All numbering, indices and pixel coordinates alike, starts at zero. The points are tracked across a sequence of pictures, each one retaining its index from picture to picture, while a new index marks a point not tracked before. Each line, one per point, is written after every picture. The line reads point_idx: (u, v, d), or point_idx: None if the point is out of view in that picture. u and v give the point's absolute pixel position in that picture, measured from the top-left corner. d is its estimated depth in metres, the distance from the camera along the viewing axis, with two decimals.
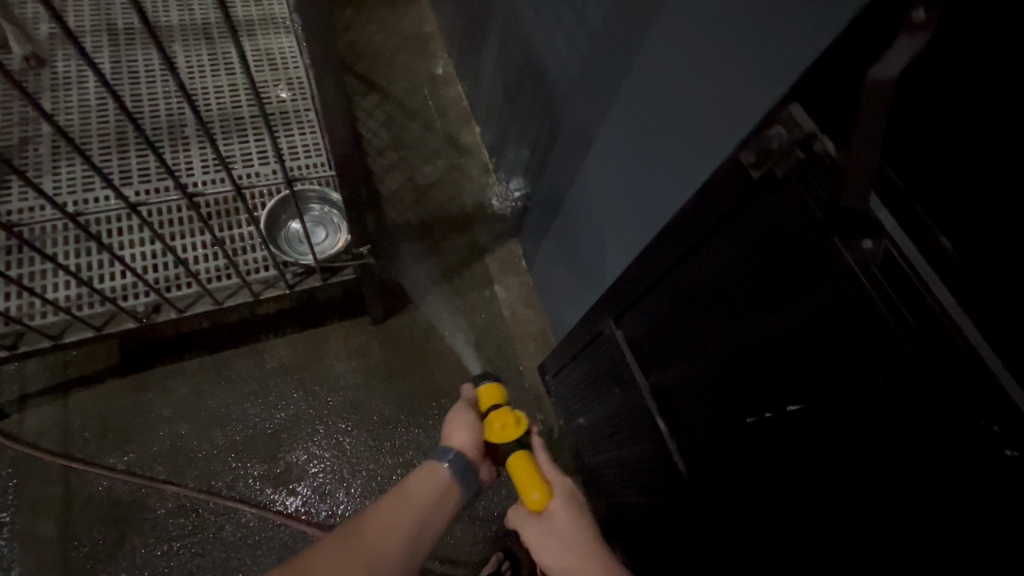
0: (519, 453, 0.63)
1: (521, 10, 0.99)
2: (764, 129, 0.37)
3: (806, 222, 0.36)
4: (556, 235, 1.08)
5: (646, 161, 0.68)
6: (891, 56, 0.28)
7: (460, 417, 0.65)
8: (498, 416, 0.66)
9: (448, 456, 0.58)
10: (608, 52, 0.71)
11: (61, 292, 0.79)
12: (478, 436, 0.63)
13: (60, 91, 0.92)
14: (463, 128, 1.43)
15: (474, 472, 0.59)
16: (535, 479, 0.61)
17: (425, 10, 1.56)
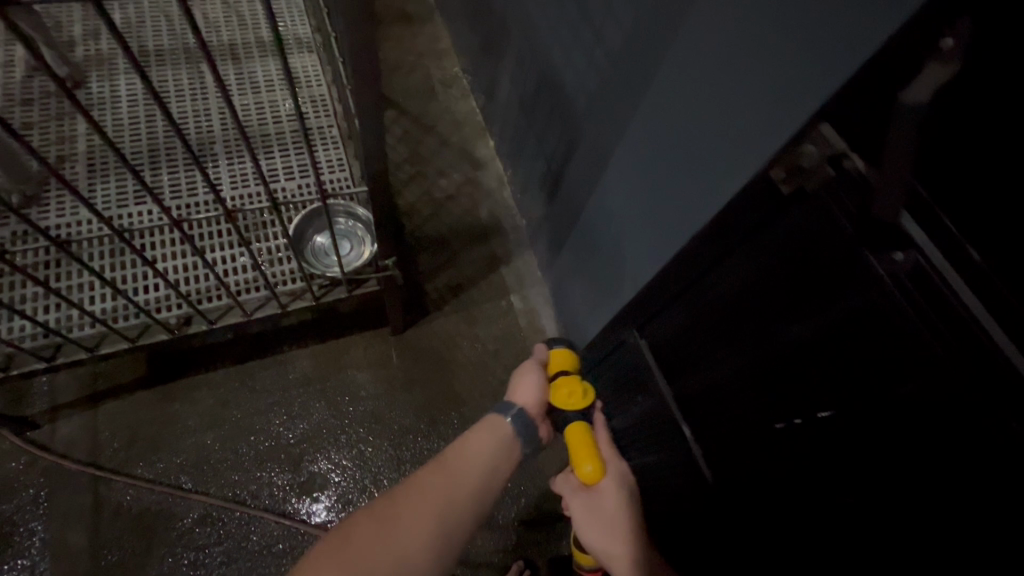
0: (579, 425, 0.66)
1: (537, 28, 1.02)
2: (794, 147, 0.39)
3: (836, 235, 0.38)
4: (573, 246, 1.10)
5: (666, 177, 0.70)
6: (921, 81, 0.29)
7: (528, 377, 0.67)
8: (568, 383, 0.67)
9: (513, 411, 0.61)
10: (627, 70, 0.74)
11: (100, 304, 0.81)
12: (544, 398, 0.65)
13: (96, 111, 0.95)
14: (477, 142, 1.46)
15: (536, 429, 0.61)
16: (591, 453, 0.64)
17: (439, 28, 1.60)
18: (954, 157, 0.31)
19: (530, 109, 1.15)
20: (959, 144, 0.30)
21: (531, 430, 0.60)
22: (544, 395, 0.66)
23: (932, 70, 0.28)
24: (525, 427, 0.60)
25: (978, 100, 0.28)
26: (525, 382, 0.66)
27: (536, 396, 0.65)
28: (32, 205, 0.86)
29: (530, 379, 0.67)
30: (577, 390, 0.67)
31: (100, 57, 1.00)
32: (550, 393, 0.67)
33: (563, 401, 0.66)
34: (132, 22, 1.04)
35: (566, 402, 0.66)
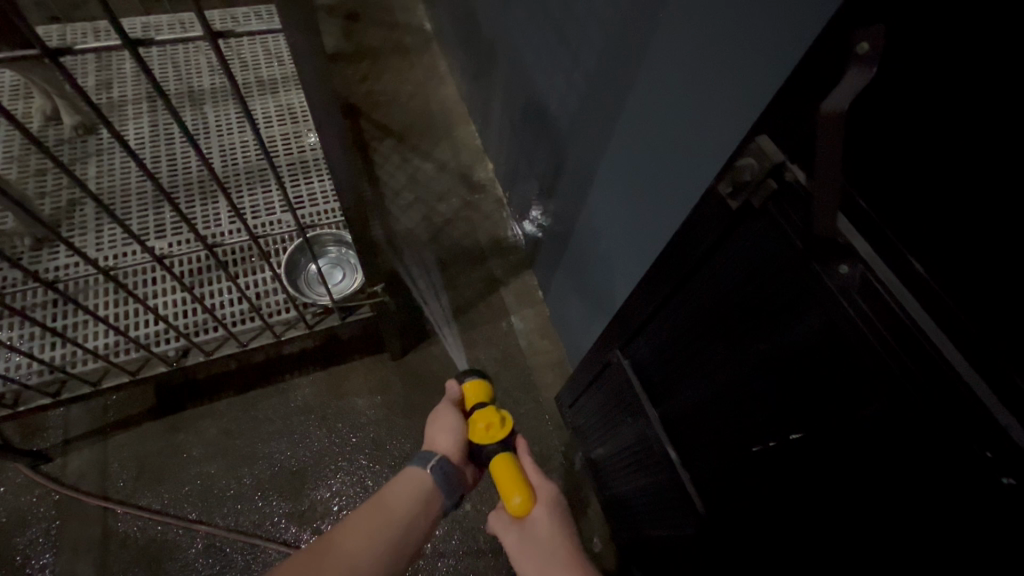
0: (501, 456, 0.61)
1: (521, 53, 1.04)
2: (735, 161, 0.37)
3: (787, 249, 0.37)
4: (567, 266, 1.09)
5: (644, 191, 0.69)
6: (842, 88, 0.28)
7: (444, 422, 0.65)
8: (484, 416, 0.63)
9: (432, 462, 0.60)
10: (602, 89, 0.74)
11: (100, 341, 0.85)
12: (462, 443, 0.64)
13: (104, 157, 1.02)
14: (475, 166, 1.48)
15: (457, 479, 0.61)
16: (518, 484, 0.60)
17: (437, 58, 1.65)
18: (888, 162, 0.29)
19: (521, 131, 1.16)
20: (893, 145, 0.29)
21: (452, 480, 0.60)
22: (462, 439, 0.64)
23: (853, 76, 0.28)
24: (445, 479, 0.60)
25: (908, 92, 0.27)
26: (443, 427, 0.65)
27: (454, 443, 0.64)
28: (42, 248, 0.91)
29: (448, 423, 0.65)
30: (493, 421, 0.64)
31: (111, 105, 1.07)
32: (468, 431, 0.63)
33: (479, 436, 0.62)
34: (140, 72, 1.10)
35: (484, 438, 0.62)
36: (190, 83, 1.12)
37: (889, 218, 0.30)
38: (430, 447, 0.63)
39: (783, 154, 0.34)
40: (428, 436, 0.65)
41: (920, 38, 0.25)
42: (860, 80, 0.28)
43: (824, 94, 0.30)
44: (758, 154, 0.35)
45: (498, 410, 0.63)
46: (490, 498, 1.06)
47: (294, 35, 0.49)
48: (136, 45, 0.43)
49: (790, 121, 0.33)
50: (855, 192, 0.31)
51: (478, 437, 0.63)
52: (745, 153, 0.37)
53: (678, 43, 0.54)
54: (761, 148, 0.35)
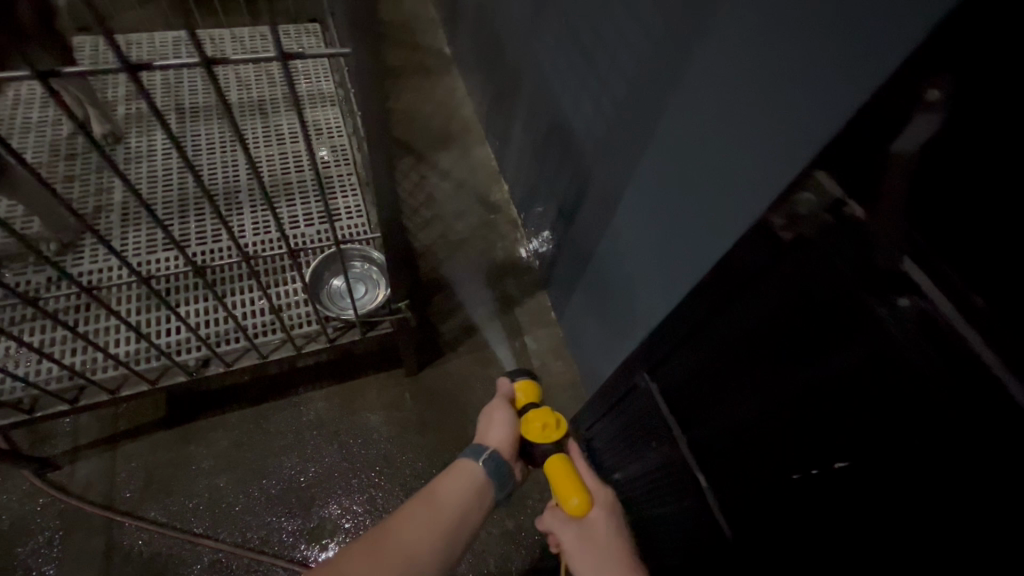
0: (557, 456, 0.67)
1: (548, 79, 1.06)
2: (792, 194, 0.39)
3: (838, 280, 0.38)
4: (586, 289, 1.10)
5: (674, 218, 0.70)
6: (910, 131, 0.30)
7: (497, 417, 0.70)
8: (541, 416, 0.69)
9: (483, 455, 0.64)
10: (634, 116, 0.76)
11: (127, 347, 0.85)
12: (512, 438, 0.68)
13: (132, 164, 1.03)
14: (492, 187, 1.51)
15: (507, 471, 0.65)
16: (575, 486, 0.65)
17: (457, 80, 1.69)
18: (941, 200, 0.30)
19: (543, 154, 1.19)
20: (947, 183, 0.29)
21: (502, 473, 0.64)
22: (515, 434, 0.69)
23: (919, 121, 0.30)
24: (497, 471, 0.63)
25: (966, 131, 0.28)
26: (496, 421, 0.69)
27: (505, 437, 0.68)
28: (67, 252, 0.92)
29: (501, 418, 0.70)
30: (549, 422, 0.69)
31: (140, 115, 1.09)
32: (523, 429, 0.69)
33: (536, 434, 0.68)
34: (168, 83, 1.12)
35: (540, 437, 0.68)
36: (218, 95, 1.14)
37: (943, 250, 0.31)
38: (482, 440, 0.67)
39: (838, 190, 0.36)
40: (480, 428, 0.70)
41: (980, 80, 0.27)
42: (927, 122, 0.29)
43: (889, 136, 0.32)
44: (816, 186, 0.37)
45: (555, 411, 0.69)
46: (501, 520, 1.05)
47: (354, 58, 0.51)
48: (213, 63, 0.45)
49: (848, 160, 0.35)
50: (910, 224, 0.32)
51: (533, 435, 0.68)
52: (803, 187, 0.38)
53: (717, 70, 0.55)
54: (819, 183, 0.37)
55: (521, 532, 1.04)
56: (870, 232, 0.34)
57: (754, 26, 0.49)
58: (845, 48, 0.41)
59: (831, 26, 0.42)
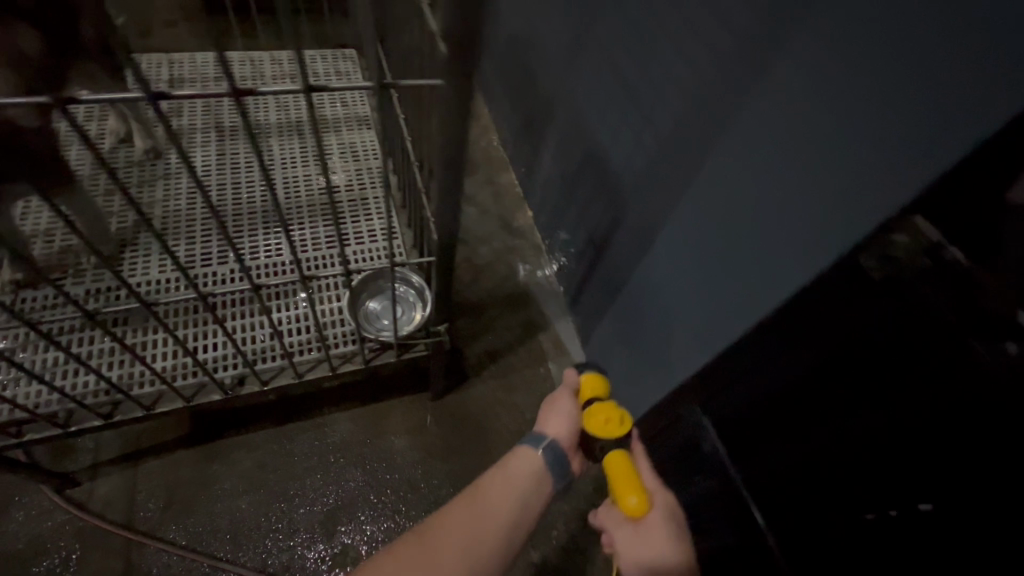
0: (617, 453, 0.66)
1: (584, 113, 1.09)
2: (889, 238, 0.41)
3: (936, 323, 0.39)
4: (615, 318, 1.11)
5: (717, 256, 0.72)
6: None
7: (559, 408, 0.72)
8: (604, 410, 0.69)
9: (543, 443, 0.68)
10: (675, 155, 0.78)
11: (173, 360, 0.85)
12: (572, 429, 0.70)
13: (173, 180, 1.04)
14: (517, 213, 1.53)
15: (565, 461, 0.68)
16: (634, 485, 0.63)
17: (482, 108, 1.73)
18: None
19: (574, 184, 1.21)
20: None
21: (562, 464, 0.68)
22: (575, 427, 0.71)
23: None
24: (556, 463, 0.68)
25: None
26: (557, 413, 0.71)
27: (566, 428, 0.70)
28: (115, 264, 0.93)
29: (562, 410, 0.72)
30: (613, 417, 0.69)
31: (182, 133, 1.11)
32: (585, 420, 0.69)
33: (597, 427, 0.68)
34: (210, 102, 1.14)
35: (603, 431, 0.67)
36: (258, 115, 1.16)
37: None
38: (541, 428, 0.70)
39: (934, 230, 0.38)
40: (543, 418, 0.73)
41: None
42: None
43: (1001, 187, 0.34)
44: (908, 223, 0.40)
45: (620, 407, 0.69)
46: (527, 552, 1.03)
47: None
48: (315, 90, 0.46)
49: (957, 198, 0.36)
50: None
51: (595, 427, 0.68)
52: (896, 227, 0.41)
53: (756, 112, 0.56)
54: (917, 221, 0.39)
55: (547, 565, 1.02)
56: (972, 276, 0.35)
57: (797, 70, 0.50)
58: (895, 95, 0.41)
59: (878, 75, 0.42)
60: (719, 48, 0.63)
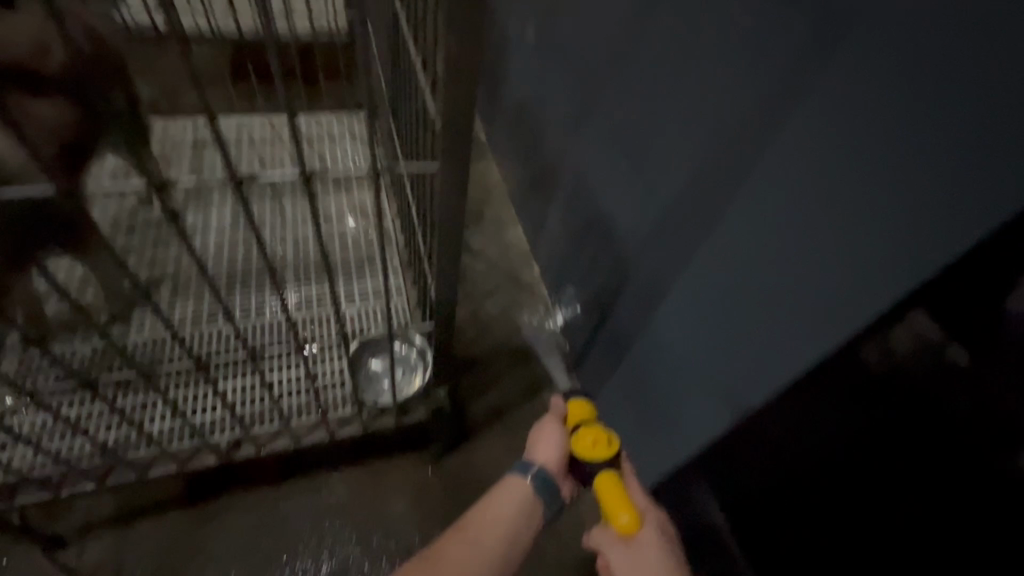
0: (606, 473, 0.73)
1: (589, 176, 1.11)
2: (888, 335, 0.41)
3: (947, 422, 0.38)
4: (620, 379, 1.09)
5: (712, 322, 0.69)
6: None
7: (547, 435, 0.79)
8: (591, 432, 0.77)
9: (532, 469, 0.74)
10: (678, 218, 0.78)
11: (170, 424, 0.85)
12: (561, 454, 0.77)
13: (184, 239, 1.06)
14: (524, 267, 1.53)
15: (554, 482, 0.75)
16: (625, 503, 0.70)
17: (492, 164, 1.77)
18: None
19: (580, 242, 1.22)
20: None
21: (550, 487, 0.74)
22: (562, 451, 0.77)
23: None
24: (545, 484, 0.74)
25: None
26: (544, 439, 0.78)
27: (554, 453, 0.77)
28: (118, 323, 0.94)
29: (550, 437, 0.79)
30: (600, 439, 0.77)
31: (200, 193, 1.15)
32: (574, 443, 0.76)
33: (586, 448, 0.75)
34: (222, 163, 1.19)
35: (591, 453, 0.75)
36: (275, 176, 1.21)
37: None
38: (530, 454, 0.77)
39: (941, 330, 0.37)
40: (531, 444, 0.79)
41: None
42: None
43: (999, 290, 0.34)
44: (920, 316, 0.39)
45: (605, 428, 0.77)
46: None
47: None
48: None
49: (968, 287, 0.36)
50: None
51: (584, 450, 0.75)
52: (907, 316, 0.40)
53: (770, 195, 0.54)
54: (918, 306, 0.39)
55: None
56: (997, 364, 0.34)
57: (806, 158, 0.49)
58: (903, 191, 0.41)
59: (894, 167, 0.41)
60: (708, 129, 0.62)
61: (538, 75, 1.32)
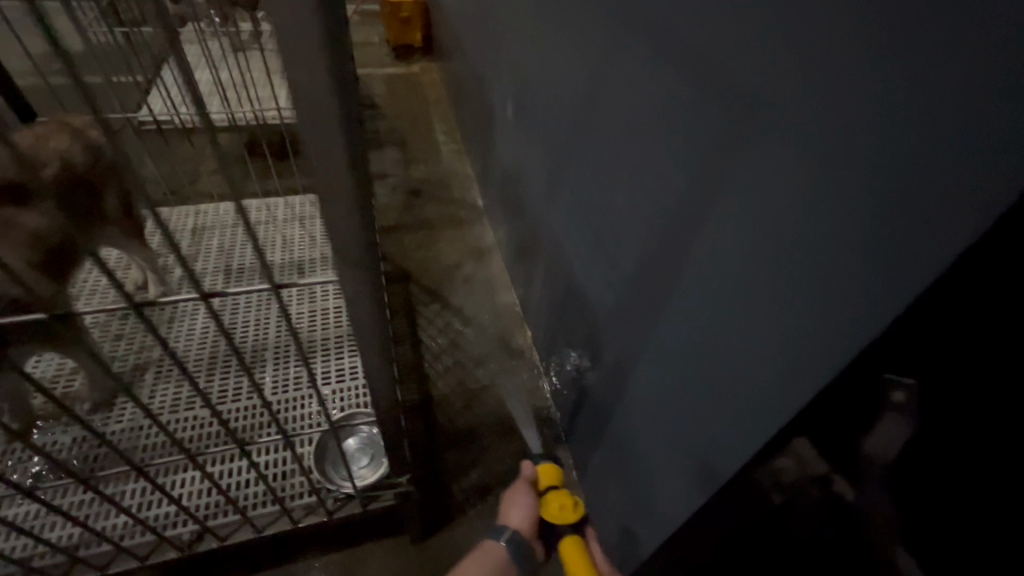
0: (570, 538, 0.72)
1: (562, 247, 1.12)
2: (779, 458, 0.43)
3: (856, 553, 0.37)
4: (602, 457, 1.04)
5: (676, 395, 0.67)
6: (882, 434, 0.32)
7: (519, 499, 0.78)
8: (558, 497, 0.75)
9: (505, 536, 0.74)
10: (639, 293, 0.76)
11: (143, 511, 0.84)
12: (533, 517, 0.76)
13: (170, 327, 1.11)
14: (516, 332, 1.52)
15: (527, 547, 0.74)
16: (586, 571, 0.67)
17: (487, 230, 1.81)
18: (968, 480, 0.29)
19: (560, 311, 1.21)
20: (966, 465, 0.29)
21: (523, 551, 0.74)
22: (535, 511, 0.77)
23: (887, 421, 0.32)
24: (518, 551, 0.73)
25: (979, 413, 0.28)
26: (517, 503, 0.78)
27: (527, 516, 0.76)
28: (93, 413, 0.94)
29: (522, 501, 0.78)
30: (566, 503, 0.76)
31: (193, 276, 1.20)
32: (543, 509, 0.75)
33: (554, 514, 0.74)
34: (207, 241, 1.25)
35: (559, 517, 0.74)
36: (268, 256, 1.27)
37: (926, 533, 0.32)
38: (504, 519, 0.76)
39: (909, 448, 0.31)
40: (504, 509, 0.79)
41: (979, 362, 0.27)
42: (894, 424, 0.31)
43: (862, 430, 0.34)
44: (902, 414, 0.31)
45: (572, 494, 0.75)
46: None
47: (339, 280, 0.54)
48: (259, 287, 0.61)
49: (856, 401, 0.35)
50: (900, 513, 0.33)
51: (551, 512, 0.75)
52: (884, 413, 0.32)
53: (691, 293, 0.60)
54: (914, 398, 0.30)
55: None
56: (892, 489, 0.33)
57: (738, 254, 0.49)
58: (812, 300, 0.40)
59: (798, 273, 0.41)
60: (666, 212, 0.65)
61: (518, 148, 1.37)
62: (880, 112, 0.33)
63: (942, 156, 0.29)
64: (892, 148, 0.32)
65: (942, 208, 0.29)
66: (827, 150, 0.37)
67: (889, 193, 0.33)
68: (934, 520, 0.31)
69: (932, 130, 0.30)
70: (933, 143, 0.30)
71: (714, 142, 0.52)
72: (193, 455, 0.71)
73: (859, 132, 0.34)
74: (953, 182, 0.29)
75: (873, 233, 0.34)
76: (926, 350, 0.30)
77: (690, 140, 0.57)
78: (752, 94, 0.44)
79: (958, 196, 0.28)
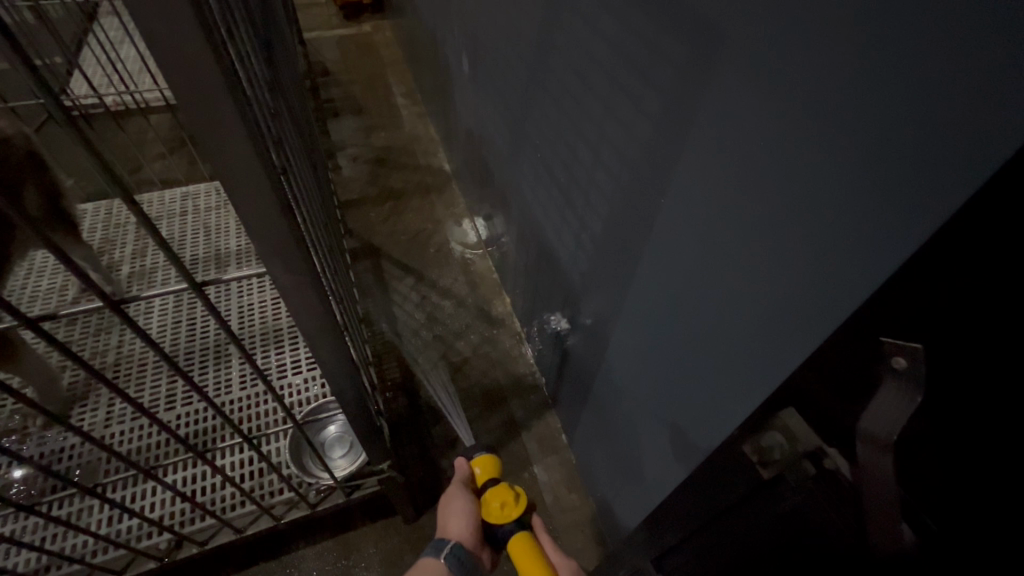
0: (519, 534, 0.74)
1: (532, 208, 1.07)
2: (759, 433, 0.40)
3: (839, 540, 0.34)
4: (589, 421, 1.02)
5: (659, 355, 0.64)
6: (878, 411, 0.29)
7: (458, 506, 0.79)
8: (499, 496, 0.78)
9: (445, 549, 0.73)
10: (613, 254, 0.71)
11: (110, 526, 0.80)
12: (472, 525, 0.77)
13: (98, 338, 0.99)
14: (494, 300, 1.48)
15: (471, 557, 0.75)
16: (536, 565, 0.70)
17: (456, 196, 1.73)
18: (992, 449, 0.23)
19: (535, 276, 1.16)
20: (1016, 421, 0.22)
21: (465, 564, 0.73)
22: (474, 518, 0.78)
23: (893, 390, 0.27)
24: (458, 562, 0.72)
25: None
26: (456, 511, 0.78)
27: (466, 524, 0.77)
28: (30, 436, 0.87)
29: (461, 507, 0.78)
30: (507, 499, 0.78)
31: (142, 272, 1.12)
32: (484, 508, 0.78)
33: (495, 514, 0.77)
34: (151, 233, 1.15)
35: (500, 515, 0.76)
36: (220, 243, 1.19)
37: (937, 514, 0.26)
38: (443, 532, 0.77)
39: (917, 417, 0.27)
40: (444, 518, 0.79)
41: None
42: (899, 392, 0.27)
43: (861, 403, 0.30)
44: (908, 385, 0.26)
45: (510, 489, 0.78)
46: None
47: (275, 267, 0.49)
48: (198, 287, 0.55)
49: (853, 367, 0.31)
50: (902, 489, 0.28)
51: (491, 511, 0.77)
52: (883, 383, 0.28)
53: (667, 247, 0.56)
54: (916, 361, 0.26)
55: None
56: (925, 453, 0.26)
57: (722, 201, 0.44)
58: (815, 251, 0.36)
59: (796, 211, 0.37)
60: (636, 165, 0.59)
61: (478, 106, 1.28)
62: (897, 13, 0.27)
63: (984, 49, 0.24)
64: (908, 53, 0.27)
65: (986, 117, 0.24)
66: (833, 65, 0.32)
67: (910, 105, 0.28)
68: (949, 495, 0.26)
69: (944, 47, 0.25)
70: (943, 62, 0.25)
71: (688, 74, 0.46)
72: (147, 469, 0.67)
73: (871, 44, 0.29)
74: (957, 109, 0.25)
75: (894, 156, 0.29)
76: (951, 276, 0.24)
77: (660, 78, 0.51)
78: (735, 12, 0.38)
79: (974, 123, 0.24)
